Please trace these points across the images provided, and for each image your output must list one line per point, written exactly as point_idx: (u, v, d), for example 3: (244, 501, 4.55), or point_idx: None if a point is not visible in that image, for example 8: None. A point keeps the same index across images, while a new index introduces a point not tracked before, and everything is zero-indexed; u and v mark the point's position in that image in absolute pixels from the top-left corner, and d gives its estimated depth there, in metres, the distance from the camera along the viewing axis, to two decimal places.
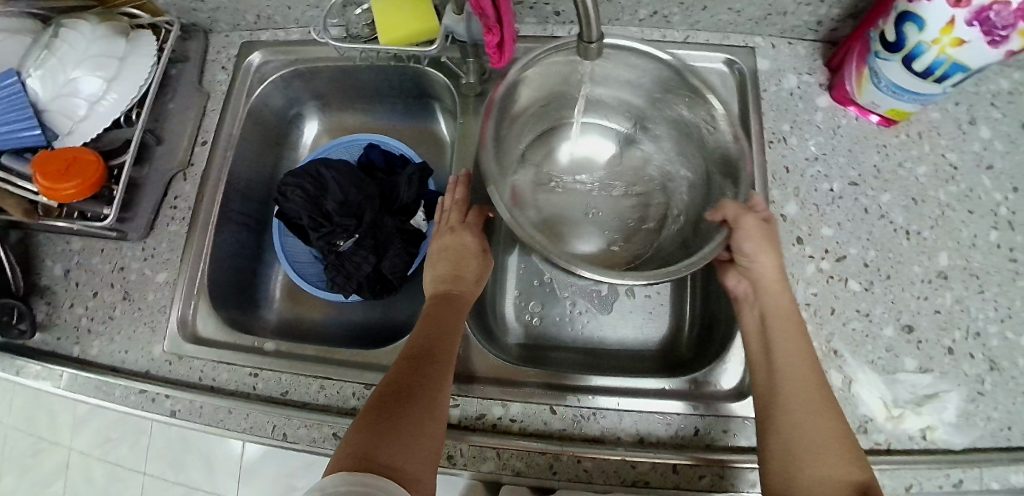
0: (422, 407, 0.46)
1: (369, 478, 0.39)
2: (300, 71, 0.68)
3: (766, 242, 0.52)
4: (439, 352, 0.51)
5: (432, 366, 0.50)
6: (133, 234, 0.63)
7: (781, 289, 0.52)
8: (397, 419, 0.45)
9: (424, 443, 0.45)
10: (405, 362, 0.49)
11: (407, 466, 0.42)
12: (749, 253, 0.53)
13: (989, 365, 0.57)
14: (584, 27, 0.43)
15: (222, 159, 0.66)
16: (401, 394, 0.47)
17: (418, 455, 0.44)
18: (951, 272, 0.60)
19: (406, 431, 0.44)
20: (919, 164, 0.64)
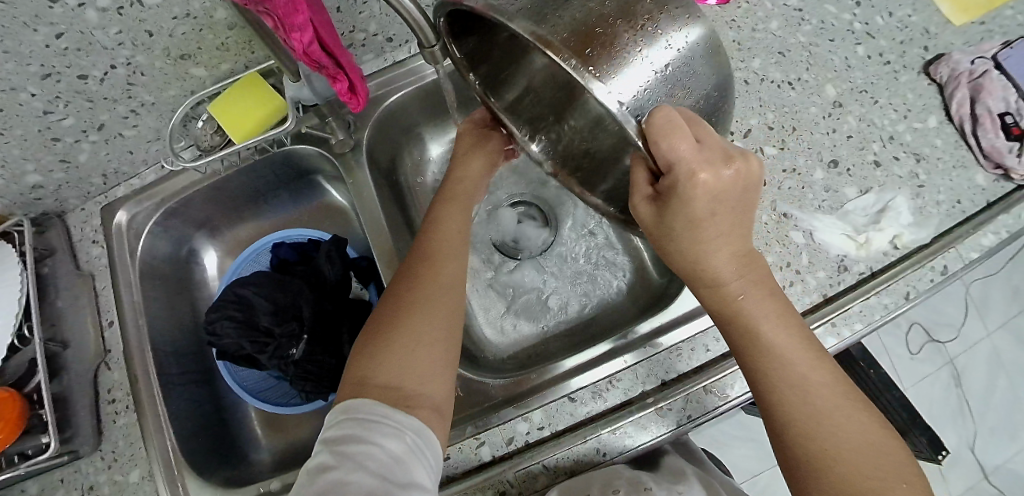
0: (434, 339, 0.47)
1: (360, 403, 0.43)
2: (172, 207, 0.65)
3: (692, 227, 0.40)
4: (437, 277, 0.51)
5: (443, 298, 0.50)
6: (84, 447, 0.57)
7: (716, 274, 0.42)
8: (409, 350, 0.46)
9: (427, 358, 0.46)
10: (405, 274, 0.52)
11: (406, 383, 0.45)
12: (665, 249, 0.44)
13: (914, 159, 0.61)
14: (422, 34, 0.39)
15: (137, 329, 0.62)
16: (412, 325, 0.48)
17: (422, 374, 0.45)
18: (843, 99, 0.63)
19: (416, 358, 0.46)
20: (770, 21, 0.66)
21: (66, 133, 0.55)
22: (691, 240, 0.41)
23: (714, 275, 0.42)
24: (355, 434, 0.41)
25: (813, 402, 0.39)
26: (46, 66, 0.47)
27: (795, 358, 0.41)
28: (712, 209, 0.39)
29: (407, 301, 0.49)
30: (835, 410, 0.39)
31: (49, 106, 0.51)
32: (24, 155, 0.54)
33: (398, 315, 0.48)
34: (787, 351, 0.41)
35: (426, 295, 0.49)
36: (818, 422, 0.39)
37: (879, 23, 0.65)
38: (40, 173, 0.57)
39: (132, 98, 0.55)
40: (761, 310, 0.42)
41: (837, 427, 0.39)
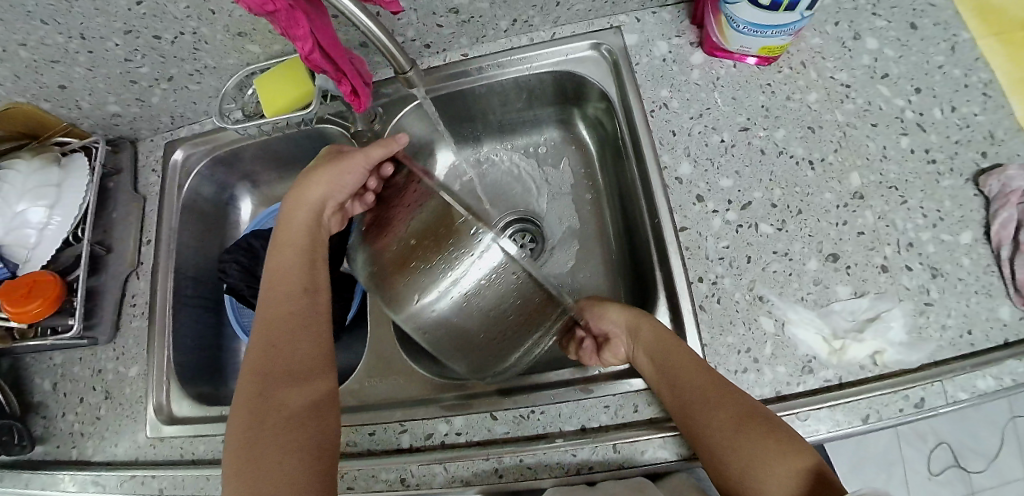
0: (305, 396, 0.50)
1: None
2: (219, 156, 0.74)
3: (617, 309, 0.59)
4: (289, 344, 0.52)
5: (301, 338, 0.53)
6: (102, 336, 0.69)
7: (646, 324, 0.54)
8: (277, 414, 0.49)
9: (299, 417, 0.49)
10: (261, 348, 0.52)
11: (290, 456, 0.46)
12: (604, 323, 0.58)
13: (930, 273, 0.55)
14: (394, 61, 0.48)
15: (166, 251, 0.72)
16: (271, 386, 0.50)
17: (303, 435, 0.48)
18: (866, 190, 0.58)
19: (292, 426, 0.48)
20: (810, 92, 0.63)
21: (142, 79, 0.65)
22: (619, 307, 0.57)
23: (639, 326, 0.55)
24: None
25: (710, 418, 0.48)
26: (128, 25, 0.57)
27: (705, 390, 0.49)
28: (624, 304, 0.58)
29: (263, 371, 0.51)
30: (731, 414, 0.47)
31: (129, 55, 0.61)
32: (108, 90, 0.66)
33: (252, 387, 0.50)
34: (696, 388, 0.49)
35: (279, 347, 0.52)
36: (712, 427, 0.47)
37: (935, 116, 0.60)
38: (119, 105, 0.69)
39: (196, 59, 0.64)
40: (668, 350, 0.51)
41: (744, 443, 0.46)
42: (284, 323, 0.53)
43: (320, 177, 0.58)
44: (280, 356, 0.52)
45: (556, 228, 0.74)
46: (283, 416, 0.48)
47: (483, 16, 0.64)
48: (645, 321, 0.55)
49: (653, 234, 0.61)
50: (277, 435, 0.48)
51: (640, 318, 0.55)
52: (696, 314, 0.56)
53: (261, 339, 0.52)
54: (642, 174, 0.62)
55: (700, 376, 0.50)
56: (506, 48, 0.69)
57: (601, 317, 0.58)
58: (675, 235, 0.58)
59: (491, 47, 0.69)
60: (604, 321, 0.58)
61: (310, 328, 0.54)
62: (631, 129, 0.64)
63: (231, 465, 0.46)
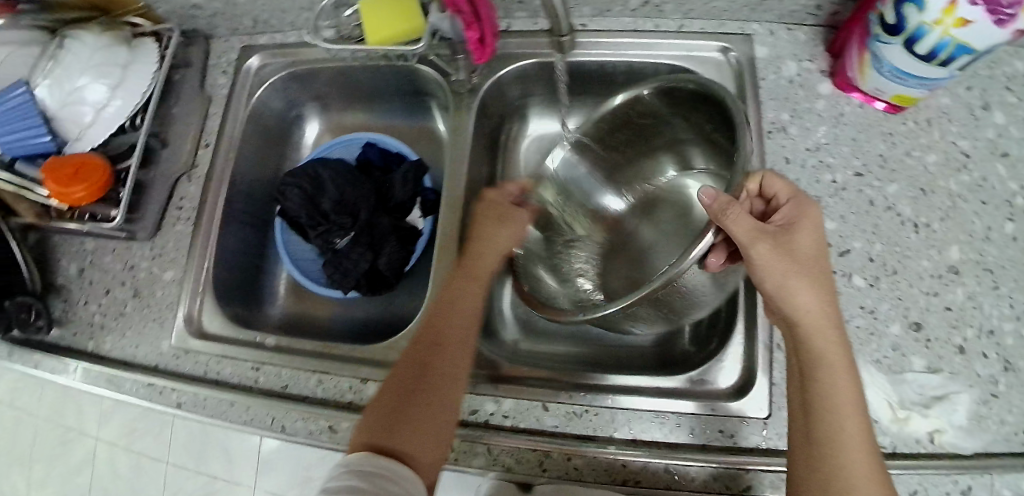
0: (447, 395, 0.49)
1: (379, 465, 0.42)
2: (297, 73, 0.69)
3: (809, 253, 0.47)
4: (450, 339, 0.52)
5: (458, 339, 0.52)
6: (141, 233, 0.66)
7: (825, 307, 0.46)
8: (422, 393, 0.48)
9: (435, 410, 0.48)
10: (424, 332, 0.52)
11: (416, 447, 0.45)
12: (769, 278, 0.46)
13: (1002, 365, 0.55)
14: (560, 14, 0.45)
15: (222, 163, 0.67)
16: (425, 368, 0.50)
17: (433, 428, 0.47)
18: (962, 266, 0.58)
19: (431, 416, 0.47)
20: (929, 153, 0.61)
21: None
22: (795, 272, 0.46)
23: (798, 312, 0.46)
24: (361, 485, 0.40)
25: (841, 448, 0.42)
26: None
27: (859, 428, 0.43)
28: (815, 249, 0.48)
29: (427, 348, 0.51)
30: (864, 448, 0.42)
31: None
32: None
33: (412, 363, 0.51)
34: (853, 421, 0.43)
35: (447, 330, 0.52)
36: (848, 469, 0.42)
37: None
38: None
39: None
40: (839, 361, 0.45)
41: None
42: (450, 314, 0.53)
43: (484, 225, 0.58)
44: (445, 336, 0.52)
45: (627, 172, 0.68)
46: (427, 402, 0.48)
47: None
48: (826, 316, 0.46)
49: None
50: (414, 413, 0.47)
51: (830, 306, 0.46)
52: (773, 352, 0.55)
53: (432, 322, 0.53)
54: None
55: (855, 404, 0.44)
56: (628, 29, 0.65)
57: (767, 268, 0.46)
58: None
59: (612, 24, 0.65)
60: (764, 278, 0.47)
61: (467, 330, 0.53)
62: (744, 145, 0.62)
63: (369, 423, 0.47)
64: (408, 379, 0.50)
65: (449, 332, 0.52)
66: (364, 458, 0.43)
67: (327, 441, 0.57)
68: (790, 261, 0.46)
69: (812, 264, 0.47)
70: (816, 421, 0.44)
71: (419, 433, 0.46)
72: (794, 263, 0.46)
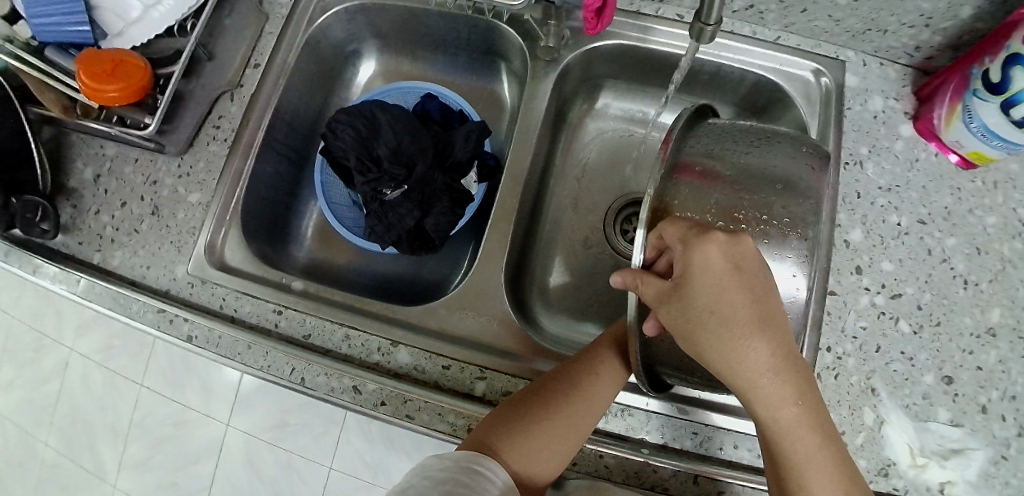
0: (573, 427, 0.47)
1: (479, 465, 0.45)
2: (367, 5, 0.64)
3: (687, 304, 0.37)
4: (605, 373, 0.49)
5: (610, 376, 0.49)
6: (171, 148, 0.61)
7: (751, 352, 0.36)
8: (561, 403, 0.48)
9: (558, 434, 0.47)
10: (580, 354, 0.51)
11: (525, 458, 0.47)
12: (696, 345, 0.37)
13: (1018, 430, 0.57)
14: (705, 8, 0.39)
15: (271, 87, 0.63)
16: (563, 389, 0.49)
17: (548, 450, 0.47)
18: (999, 330, 0.59)
19: (548, 437, 0.47)
20: (989, 214, 0.62)
21: None
22: (714, 332, 0.36)
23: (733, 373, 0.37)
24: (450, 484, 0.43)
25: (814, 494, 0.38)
26: None
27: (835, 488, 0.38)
28: (712, 301, 0.37)
29: (574, 370, 0.49)
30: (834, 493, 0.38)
31: None
32: None
33: (556, 377, 0.50)
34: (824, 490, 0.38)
35: (600, 363, 0.49)
36: None
37: None
38: None
39: None
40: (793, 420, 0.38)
41: None
42: (614, 351, 0.50)
43: None
44: (598, 368, 0.49)
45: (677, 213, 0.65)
46: (553, 425, 0.47)
47: None
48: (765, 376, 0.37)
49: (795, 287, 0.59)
50: (535, 430, 0.47)
51: (778, 362, 0.36)
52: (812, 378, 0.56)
53: (593, 350, 0.51)
54: None
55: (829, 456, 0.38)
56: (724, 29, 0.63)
57: (697, 341, 0.37)
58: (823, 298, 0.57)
59: None
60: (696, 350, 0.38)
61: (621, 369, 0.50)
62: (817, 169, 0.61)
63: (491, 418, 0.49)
64: (546, 382, 0.50)
65: (616, 353, 0.50)
66: (469, 455, 0.46)
67: (350, 401, 0.54)
68: (713, 324, 0.36)
69: (749, 315, 0.36)
70: (789, 490, 0.39)
71: (532, 447, 0.47)
72: (692, 324, 0.37)
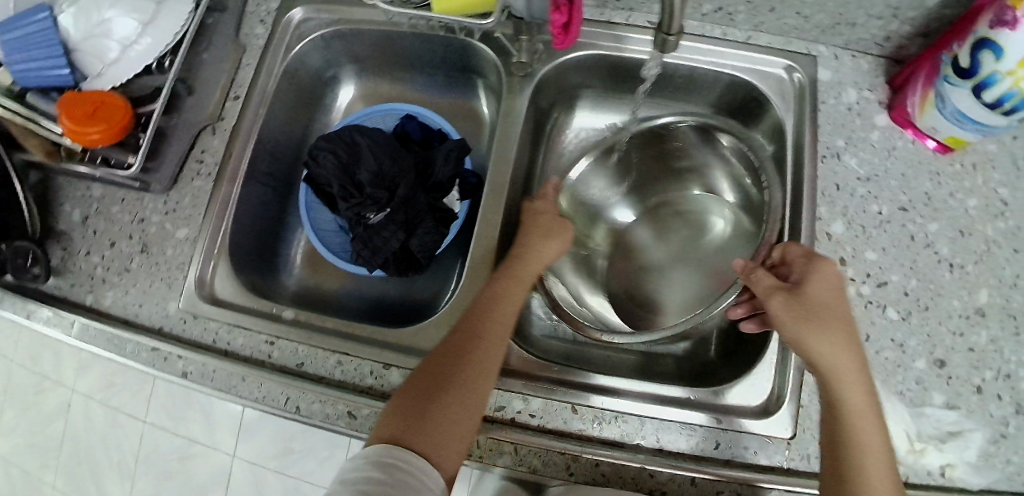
0: (476, 392, 0.47)
1: (397, 458, 0.42)
2: (342, 31, 0.65)
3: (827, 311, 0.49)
4: (490, 337, 0.50)
5: (496, 338, 0.51)
6: (156, 186, 0.61)
7: (830, 332, 0.47)
8: (460, 382, 0.47)
9: (463, 405, 0.46)
10: (462, 326, 0.51)
11: (439, 441, 0.44)
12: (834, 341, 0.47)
13: (1015, 408, 0.57)
14: (665, 20, 0.40)
15: (252, 118, 0.63)
16: (461, 362, 0.48)
17: (459, 425, 0.46)
18: (989, 310, 0.59)
19: (457, 411, 0.46)
20: (970, 196, 0.62)
21: None
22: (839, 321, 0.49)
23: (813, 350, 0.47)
24: (383, 478, 0.40)
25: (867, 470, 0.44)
26: None
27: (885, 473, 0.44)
28: (831, 306, 0.50)
29: (465, 341, 0.50)
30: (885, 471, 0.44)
31: None
32: None
33: (449, 354, 0.49)
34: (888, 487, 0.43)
35: (485, 329, 0.51)
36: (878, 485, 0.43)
37: None
38: None
39: None
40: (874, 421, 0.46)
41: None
42: (495, 314, 0.52)
43: (532, 238, 0.59)
44: (484, 335, 0.50)
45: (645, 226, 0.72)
46: (457, 396, 0.46)
47: None
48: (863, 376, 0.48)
49: None
50: (444, 407, 0.46)
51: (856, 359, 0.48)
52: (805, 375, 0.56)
53: (475, 319, 0.52)
54: (791, 217, 0.61)
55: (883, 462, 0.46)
56: (695, 32, 0.64)
57: (840, 327, 0.48)
58: None
59: None
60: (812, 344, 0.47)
61: (504, 330, 0.52)
62: (795, 164, 0.62)
63: (394, 409, 0.46)
64: (442, 364, 0.49)
65: (500, 325, 0.52)
66: (382, 450, 0.42)
67: (346, 427, 0.54)
68: (839, 315, 0.49)
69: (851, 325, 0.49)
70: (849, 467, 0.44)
71: (446, 426, 0.45)
72: (818, 313, 0.49)
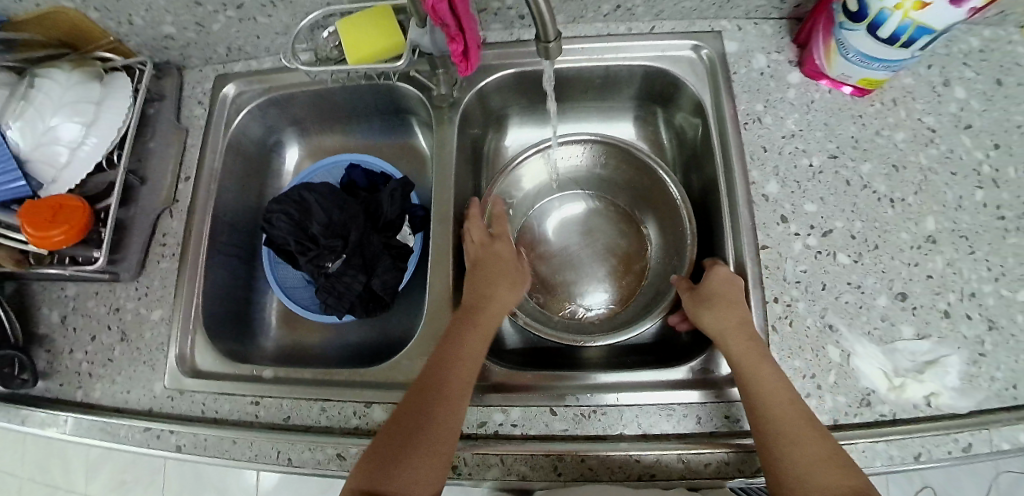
0: (445, 432, 0.50)
1: None
2: (275, 97, 0.69)
3: (721, 302, 0.56)
4: (457, 377, 0.53)
5: (462, 378, 0.53)
6: (125, 274, 0.64)
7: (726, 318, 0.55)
8: (423, 424, 0.50)
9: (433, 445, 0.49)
10: (428, 369, 0.54)
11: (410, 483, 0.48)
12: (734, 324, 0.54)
13: (987, 324, 0.57)
14: (540, 28, 0.45)
15: (206, 194, 0.67)
16: (429, 406, 0.51)
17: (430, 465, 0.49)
18: (939, 236, 0.60)
19: (427, 452, 0.49)
20: (897, 131, 0.64)
21: (208, 2, 0.59)
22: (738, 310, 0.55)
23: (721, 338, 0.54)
24: None
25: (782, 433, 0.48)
26: None
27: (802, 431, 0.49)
28: (733, 297, 0.56)
29: (432, 383, 0.53)
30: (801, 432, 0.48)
31: None
32: (168, 8, 0.60)
33: (417, 398, 0.52)
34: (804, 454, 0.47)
35: (450, 371, 0.53)
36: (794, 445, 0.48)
37: (1011, 174, 0.62)
38: (175, 27, 0.63)
39: None
40: (793, 404, 0.50)
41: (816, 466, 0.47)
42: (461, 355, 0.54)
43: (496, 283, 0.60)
44: (450, 375, 0.53)
45: (586, 224, 0.75)
46: (427, 439, 0.49)
47: None
48: (768, 365, 0.52)
49: (731, 250, 0.62)
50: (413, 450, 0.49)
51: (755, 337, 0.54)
52: (767, 333, 0.57)
53: (440, 361, 0.54)
54: (727, 186, 0.63)
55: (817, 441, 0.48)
56: (601, 33, 0.68)
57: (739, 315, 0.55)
58: (753, 253, 0.60)
59: (586, 30, 0.69)
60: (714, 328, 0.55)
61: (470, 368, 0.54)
62: (720, 136, 0.65)
63: (369, 458, 0.49)
64: (411, 409, 0.52)
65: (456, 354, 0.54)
66: None
67: (338, 469, 0.55)
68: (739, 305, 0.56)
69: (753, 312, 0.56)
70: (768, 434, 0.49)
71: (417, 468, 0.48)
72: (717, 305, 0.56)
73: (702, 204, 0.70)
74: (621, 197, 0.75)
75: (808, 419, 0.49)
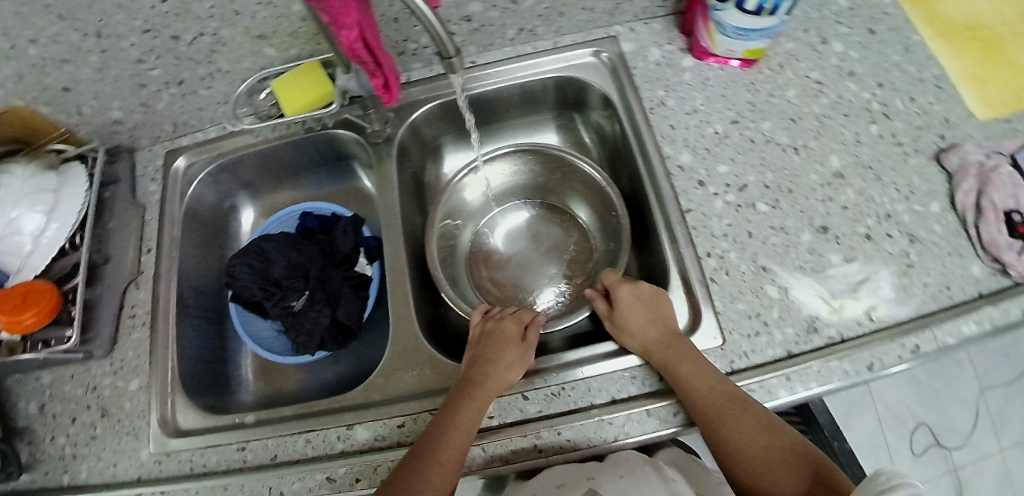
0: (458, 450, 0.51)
1: None
2: (224, 163, 0.74)
3: (636, 308, 0.61)
4: (474, 402, 0.55)
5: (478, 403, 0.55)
6: (98, 350, 0.66)
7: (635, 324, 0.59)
8: (434, 449, 0.51)
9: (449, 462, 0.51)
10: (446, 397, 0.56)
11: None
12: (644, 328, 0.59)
13: (908, 238, 0.62)
14: (440, 45, 0.51)
15: (170, 262, 0.71)
16: (446, 428, 0.53)
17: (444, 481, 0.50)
18: (845, 171, 0.66)
19: (441, 469, 0.50)
20: (789, 89, 0.71)
21: (151, 81, 0.65)
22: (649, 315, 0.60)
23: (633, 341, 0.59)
24: None
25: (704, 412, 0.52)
26: (147, 23, 0.57)
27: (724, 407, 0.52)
28: (643, 305, 0.61)
29: (448, 409, 0.54)
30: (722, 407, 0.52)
31: (143, 56, 0.61)
32: (113, 93, 0.66)
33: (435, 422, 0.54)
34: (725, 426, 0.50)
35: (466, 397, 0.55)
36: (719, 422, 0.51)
37: (898, 106, 0.69)
38: (121, 111, 0.69)
39: (211, 63, 0.65)
40: (715, 388, 0.52)
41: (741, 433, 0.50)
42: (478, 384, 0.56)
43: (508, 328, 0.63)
44: (468, 401, 0.55)
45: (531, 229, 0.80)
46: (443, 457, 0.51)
47: (494, 26, 0.71)
48: (683, 354, 0.55)
49: (660, 219, 0.66)
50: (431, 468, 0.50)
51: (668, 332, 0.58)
52: (707, 286, 0.61)
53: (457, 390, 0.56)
54: (647, 163, 0.69)
55: (746, 415, 0.51)
56: (511, 55, 0.76)
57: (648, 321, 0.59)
58: (678, 216, 0.65)
59: (498, 55, 0.76)
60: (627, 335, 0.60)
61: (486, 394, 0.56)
62: (633, 124, 0.71)
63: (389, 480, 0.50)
64: (429, 432, 0.53)
65: (455, 401, 0.55)
66: None
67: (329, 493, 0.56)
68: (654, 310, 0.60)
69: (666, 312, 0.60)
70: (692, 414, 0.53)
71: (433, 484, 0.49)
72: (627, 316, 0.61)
73: (631, 188, 0.76)
74: (558, 201, 0.81)
75: (728, 392, 0.52)
